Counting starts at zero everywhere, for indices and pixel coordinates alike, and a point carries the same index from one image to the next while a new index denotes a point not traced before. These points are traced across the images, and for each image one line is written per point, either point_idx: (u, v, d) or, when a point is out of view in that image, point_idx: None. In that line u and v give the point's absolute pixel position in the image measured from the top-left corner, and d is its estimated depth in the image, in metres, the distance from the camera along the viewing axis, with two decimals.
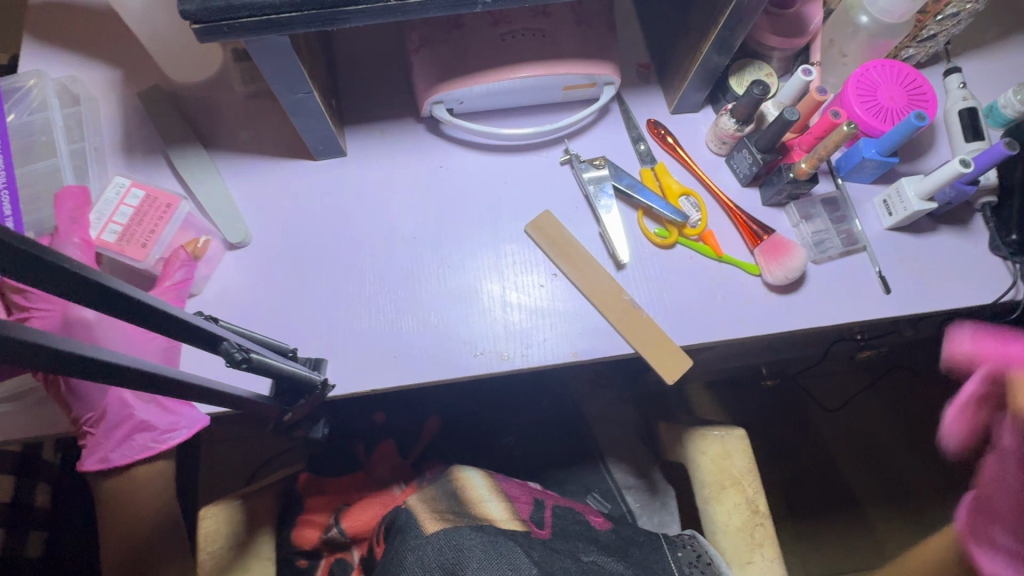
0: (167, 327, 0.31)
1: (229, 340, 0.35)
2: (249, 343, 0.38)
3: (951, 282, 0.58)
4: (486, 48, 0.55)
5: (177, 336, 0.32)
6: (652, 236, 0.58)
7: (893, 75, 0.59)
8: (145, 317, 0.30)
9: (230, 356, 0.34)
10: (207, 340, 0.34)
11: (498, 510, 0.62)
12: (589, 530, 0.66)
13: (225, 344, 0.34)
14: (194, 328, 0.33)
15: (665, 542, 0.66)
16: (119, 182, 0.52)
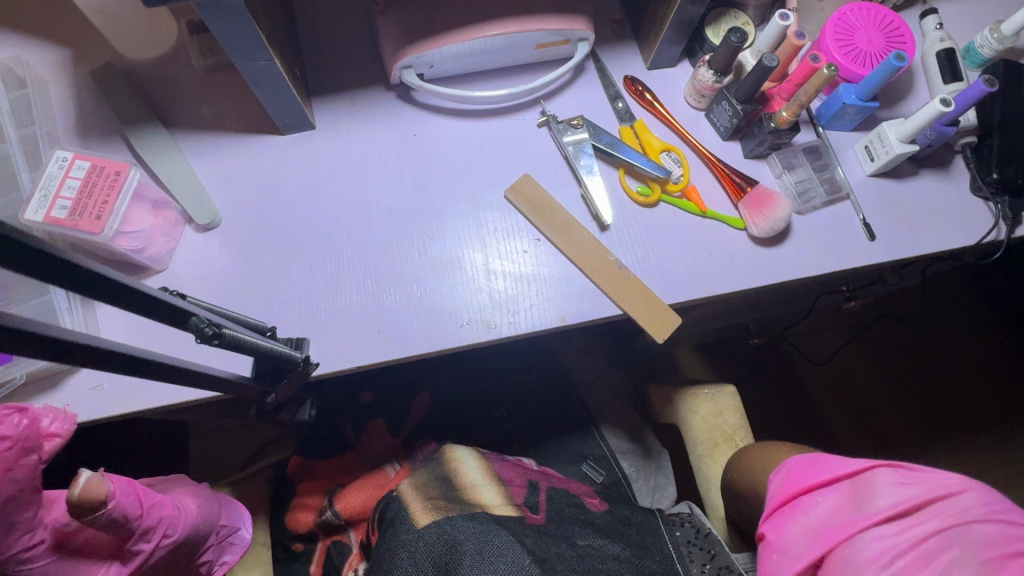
0: (134, 303, 0.30)
1: (199, 316, 0.33)
2: (222, 318, 0.37)
3: (934, 226, 0.58)
4: (454, 7, 0.53)
5: (145, 313, 0.31)
6: (634, 195, 0.57)
7: (870, 17, 0.58)
8: (110, 294, 0.28)
9: (201, 331, 0.33)
10: (176, 315, 0.32)
11: (492, 495, 0.61)
12: (584, 512, 0.64)
13: (195, 319, 0.33)
14: (161, 303, 0.31)
15: (662, 521, 0.65)
16: (59, 156, 0.47)
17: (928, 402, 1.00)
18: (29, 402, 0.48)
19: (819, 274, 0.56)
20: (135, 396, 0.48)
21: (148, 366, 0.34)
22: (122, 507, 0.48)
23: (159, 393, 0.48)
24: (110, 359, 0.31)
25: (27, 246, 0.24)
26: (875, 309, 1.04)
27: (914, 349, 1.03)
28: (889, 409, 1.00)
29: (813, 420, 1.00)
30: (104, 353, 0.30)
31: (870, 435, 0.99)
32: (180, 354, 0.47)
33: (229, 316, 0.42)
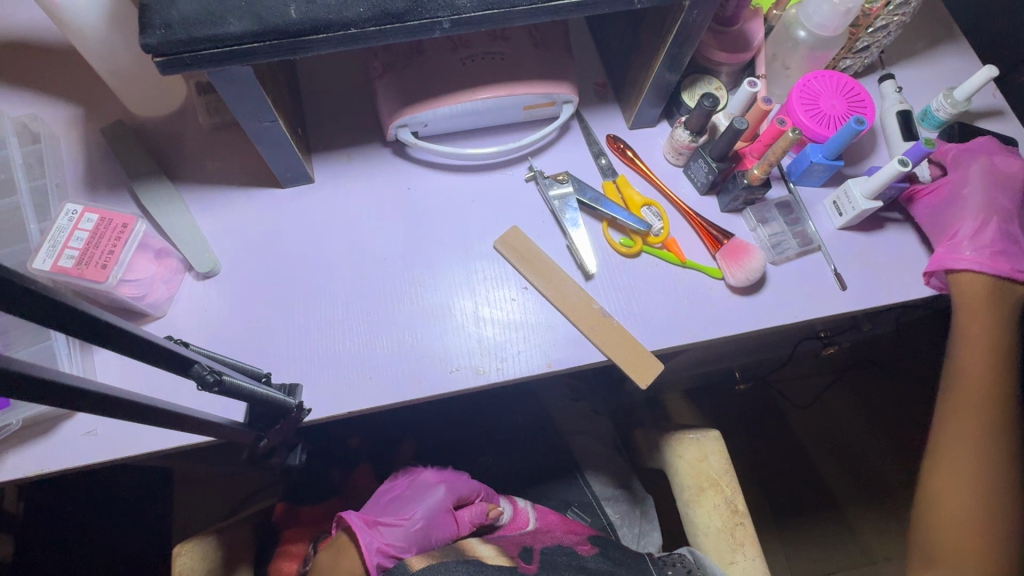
0: (139, 349, 0.31)
1: (201, 363, 0.35)
2: (221, 365, 0.38)
3: (900, 277, 0.61)
4: (447, 73, 0.57)
5: (152, 359, 0.32)
6: (618, 246, 0.60)
7: (832, 84, 0.63)
8: (122, 341, 0.30)
9: (203, 378, 0.35)
10: (180, 362, 0.34)
11: (487, 548, 0.62)
12: (577, 558, 0.64)
13: (197, 367, 0.35)
14: (165, 350, 0.33)
15: (654, 563, 0.66)
16: (69, 208, 0.48)
17: (908, 444, 1.02)
18: (21, 447, 0.48)
19: (794, 323, 0.59)
20: (128, 443, 0.49)
21: (144, 411, 0.35)
22: (461, 484, 0.69)
23: (151, 439, 0.49)
24: (111, 403, 0.32)
25: (45, 295, 0.26)
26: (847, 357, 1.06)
27: (894, 394, 1.05)
28: (875, 454, 1.02)
29: (798, 466, 1.01)
30: (102, 397, 0.32)
31: (855, 480, 1.01)
32: (176, 396, 0.49)
33: (231, 362, 0.44)
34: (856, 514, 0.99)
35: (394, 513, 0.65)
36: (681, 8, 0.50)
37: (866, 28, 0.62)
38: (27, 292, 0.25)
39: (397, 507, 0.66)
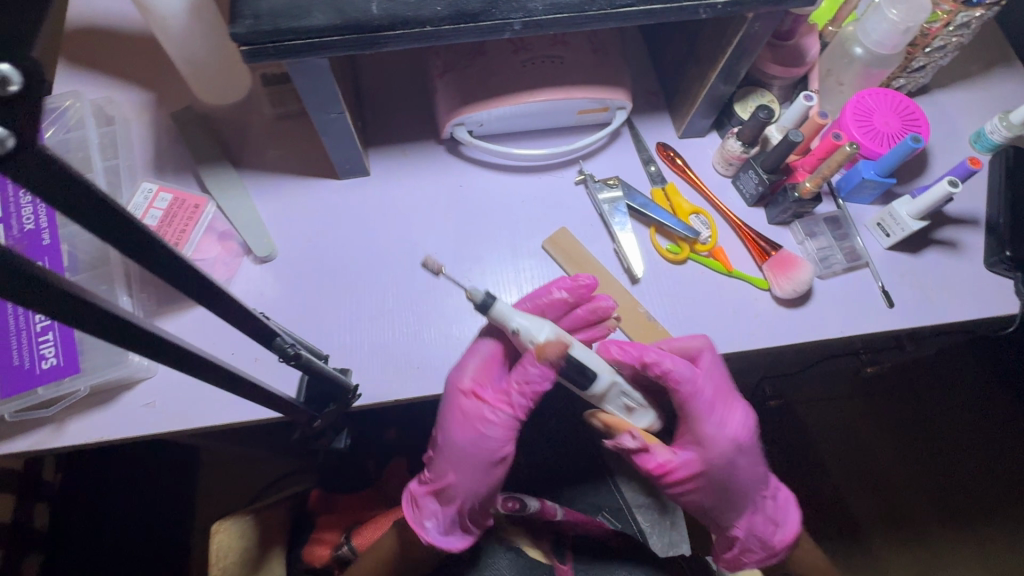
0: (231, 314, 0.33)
1: (283, 335, 0.37)
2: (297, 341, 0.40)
3: (949, 298, 0.61)
4: (507, 74, 0.58)
5: (244, 330, 0.35)
6: (664, 252, 0.60)
7: (887, 102, 0.63)
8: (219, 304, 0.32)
9: (283, 351, 0.36)
10: (264, 333, 0.36)
11: None
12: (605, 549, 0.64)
13: (279, 341, 0.36)
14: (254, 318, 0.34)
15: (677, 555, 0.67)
16: (144, 187, 0.50)
17: (932, 470, 1.01)
18: (83, 414, 0.50)
19: (839, 337, 0.59)
20: (185, 414, 0.51)
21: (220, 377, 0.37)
22: None
23: (205, 413, 0.51)
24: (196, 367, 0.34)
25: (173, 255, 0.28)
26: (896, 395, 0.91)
27: (928, 420, 1.03)
28: (904, 480, 1.00)
29: (825, 487, 1.00)
30: (192, 359, 0.33)
31: (883, 506, 0.99)
32: (243, 366, 0.52)
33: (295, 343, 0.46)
34: (878, 537, 0.97)
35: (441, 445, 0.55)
36: (743, 20, 0.51)
37: (923, 48, 0.62)
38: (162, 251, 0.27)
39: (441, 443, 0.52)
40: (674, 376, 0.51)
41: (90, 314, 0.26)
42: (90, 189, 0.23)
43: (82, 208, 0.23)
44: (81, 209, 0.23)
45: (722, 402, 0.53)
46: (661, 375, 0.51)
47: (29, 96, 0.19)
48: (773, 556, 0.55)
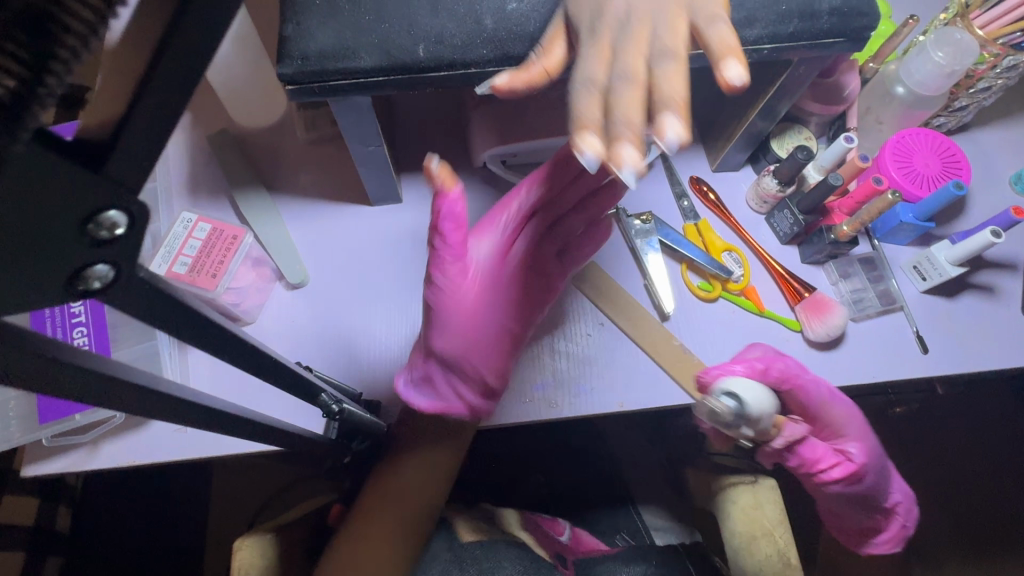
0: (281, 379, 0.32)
1: (327, 392, 0.36)
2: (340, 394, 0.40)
3: (986, 345, 0.60)
4: (544, 107, 0.57)
5: (286, 390, 0.34)
6: (696, 289, 0.60)
7: (928, 143, 0.62)
8: (264, 369, 0.31)
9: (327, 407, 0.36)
10: (310, 393, 0.35)
11: (528, 538, 0.65)
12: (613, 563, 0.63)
13: (323, 396, 0.36)
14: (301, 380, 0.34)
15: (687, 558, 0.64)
16: (184, 217, 0.51)
17: None
18: (117, 438, 0.51)
19: (871, 382, 0.58)
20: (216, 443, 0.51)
21: (260, 431, 0.36)
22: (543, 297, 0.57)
23: (236, 442, 0.51)
24: (236, 426, 0.34)
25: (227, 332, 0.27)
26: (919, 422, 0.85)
27: None
28: None
29: None
30: (234, 417, 0.33)
31: None
32: (266, 408, 0.51)
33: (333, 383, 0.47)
34: None
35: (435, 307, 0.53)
36: (786, 65, 0.50)
37: (967, 89, 0.61)
38: (218, 331, 0.26)
39: (449, 327, 0.52)
40: (792, 378, 0.53)
41: (141, 396, 0.26)
42: (154, 289, 0.23)
43: (145, 306, 0.23)
44: (140, 307, 0.23)
45: (855, 429, 0.56)
46: (780, 379, 0.53)
47: (131, 234, 0.20)
48: (898, 542, 0.61)
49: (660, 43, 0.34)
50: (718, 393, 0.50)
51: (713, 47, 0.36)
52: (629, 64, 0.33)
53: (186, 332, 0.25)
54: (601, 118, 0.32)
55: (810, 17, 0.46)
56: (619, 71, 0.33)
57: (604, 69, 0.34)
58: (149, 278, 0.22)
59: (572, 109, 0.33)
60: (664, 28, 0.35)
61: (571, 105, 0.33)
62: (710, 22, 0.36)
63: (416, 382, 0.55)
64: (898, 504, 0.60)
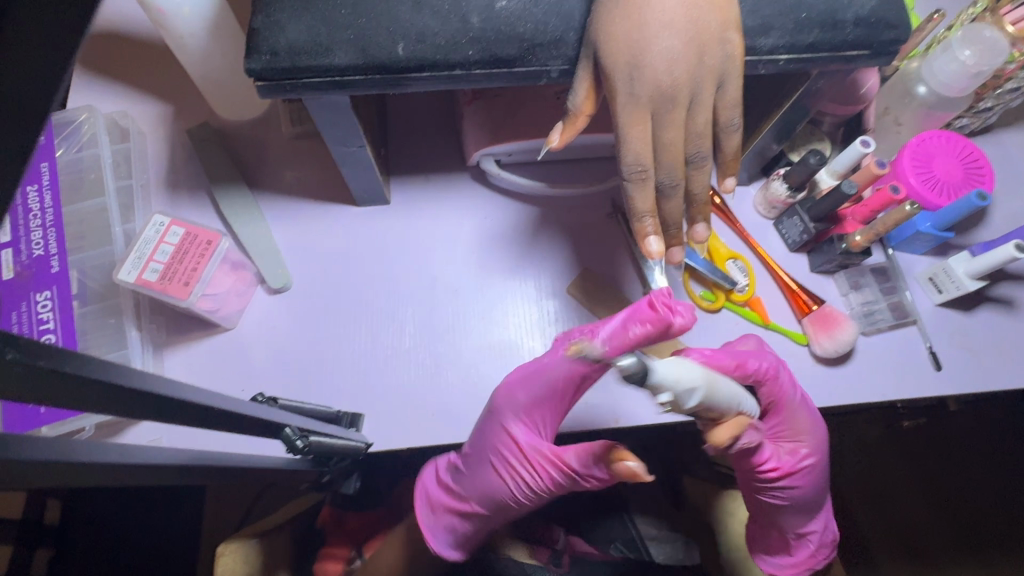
0: (240, 424, 0.30)
1: (291, 426, 0.34)
2: (307, 422, 0.38)
3: (1003, 362, 0.56)
4: (540, 105, 0.54)
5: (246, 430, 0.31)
6: (698, 299, 0.57)
7: (950, 146, 0.58)
8: (216, 419, 0.27)
9: (292, 443, 0.33)
10: (271, 427, 0.32)
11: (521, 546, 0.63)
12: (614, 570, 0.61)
13: (287, 430, 0.34)
14: (260, 420, 0.31)
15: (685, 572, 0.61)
16: (157, 220, 0.48)
17: None
18: None
19: (880, 400, 0.55)
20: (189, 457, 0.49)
21: (222, 467, 0.34)
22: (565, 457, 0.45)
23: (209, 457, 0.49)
24: (194, 472, 0.31)
25: (161, 393, 0.23)
26: (933, 435, 0.81)
27: None
28: None
29: None
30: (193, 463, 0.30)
31: None
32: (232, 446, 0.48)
33: (305, 408, 0.45)
34: None
35: (479, 483, 0.49)
36: (806, 76, 0.47)
37: (993, 90, 0.57)
38: (151, 392, 0.23)
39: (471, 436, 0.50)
40: (771, 373, 0.49)
41: (64, 471, 0.23)
42: (35, 371, 0.19)
43: (32, 388, 0.19)
44: (23, 390, 0.19)
45: (811, 439, 0.52)
46: (761, 374, 0.49)
47: None
48: (804, 571, 0.56)
49: (693, 133, 0.42)
50: (665, 387, 0.35)
51: (729, 150, 0.44)
52: (676, 166, 0.42)
53: (107, 401, 0.21)
54: (653, 214, 0.43)
55: (832, 28, 0.42)
56: (666, 172, 0.42)
57: (651, 159, 0.41)
58: (22, 358, 0.18)
59: (630, 207, 0.43)
60: (698, 118, 0.41)
61: (631, 203, 0.43)
62: (727, 124, 0.43)
63: (453, 539, 0.53)
64: (813, 533, 0.55)
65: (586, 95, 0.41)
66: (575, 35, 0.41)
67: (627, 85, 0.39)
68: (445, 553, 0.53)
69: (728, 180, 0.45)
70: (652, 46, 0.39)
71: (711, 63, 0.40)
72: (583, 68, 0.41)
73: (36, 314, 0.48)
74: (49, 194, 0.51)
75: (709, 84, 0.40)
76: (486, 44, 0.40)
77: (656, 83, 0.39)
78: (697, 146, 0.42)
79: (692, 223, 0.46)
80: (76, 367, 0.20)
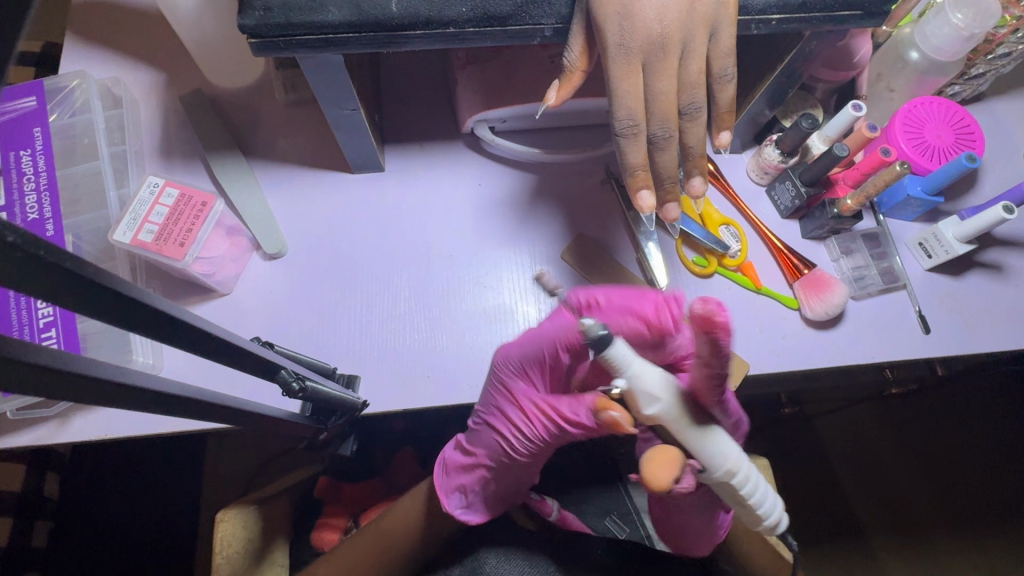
0: (232, 359, 0.30)
1: (287, 368, 0.35)
2: (303, 370, 0.38)
3: (991, 325, 0.57)
4: (533, 70, 0.54)
5: (243, 364, 0.31)
6: (691, 265, 0.57)
7: (941, 112, 0.58)
8: (207, 347, 0.28)
9: (288, 385, 0.34)
10: (267, 367, 0.33)
11: None
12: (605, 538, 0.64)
13: (284, 373, 0.34)
14: (254, 357, 0.32)
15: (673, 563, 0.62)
16: (151, 181, 0.48)
17: None
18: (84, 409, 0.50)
19: (870, 363, 0.56)
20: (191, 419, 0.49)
21: (220, 412, 0.34)
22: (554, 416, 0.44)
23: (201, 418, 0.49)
24: (192, 414, 0.32)
25: (153, 308, 0.24)
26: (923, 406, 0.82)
27: None
28: None
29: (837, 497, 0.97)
30: (195, 403, 0.31)
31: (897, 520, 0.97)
32: None
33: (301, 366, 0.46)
34: None
35: (481, 435, 0.49)
36: (799, 36, 0.47)
37: (985, 55, 0.57)
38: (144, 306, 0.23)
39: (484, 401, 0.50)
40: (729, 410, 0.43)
41: (66, 387, 0.23)
42: (35, 260, 0.19)
43: (31, 283, 0.19)
44: (28, 284, 0.19)
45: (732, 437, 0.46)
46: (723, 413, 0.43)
47: None
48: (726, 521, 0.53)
49: (686, 83, 0.42)
50: (621, 371, 0.35)
51: (724, 102, 0.44)
52: (669, 118, 0.42)
53: (105, 311, 0.22)
54: (645, 167, 0.43)
55: None
56: (659, 125, 0.42)
57: (643, 112, 0.42)
58: (22, 243, 0.18)
59: (623, 161, 0.43)
60: (690, 68, 0.42)
61: (624, 159, 0.43)
62: (721, 76, 0.43)
63: (466, 501, 0.52)
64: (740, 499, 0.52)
65: (580, 51, 0.41)
66: None
67: (618, 35, 0.39)
68: (460, 515, 0.51)
69: (722, 134, 0.45)
70: None
71: (703, 11, 0.40)
72: (576, 23, 0.41)
73: None
74: (43, 158, 0.52)
75: (701, 32, 0.41)
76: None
77: (647, 34, 0.40)
78: (691, 97, 0.42)
79: (690, 178, 0.46)
80: (76, 264, 0.20)
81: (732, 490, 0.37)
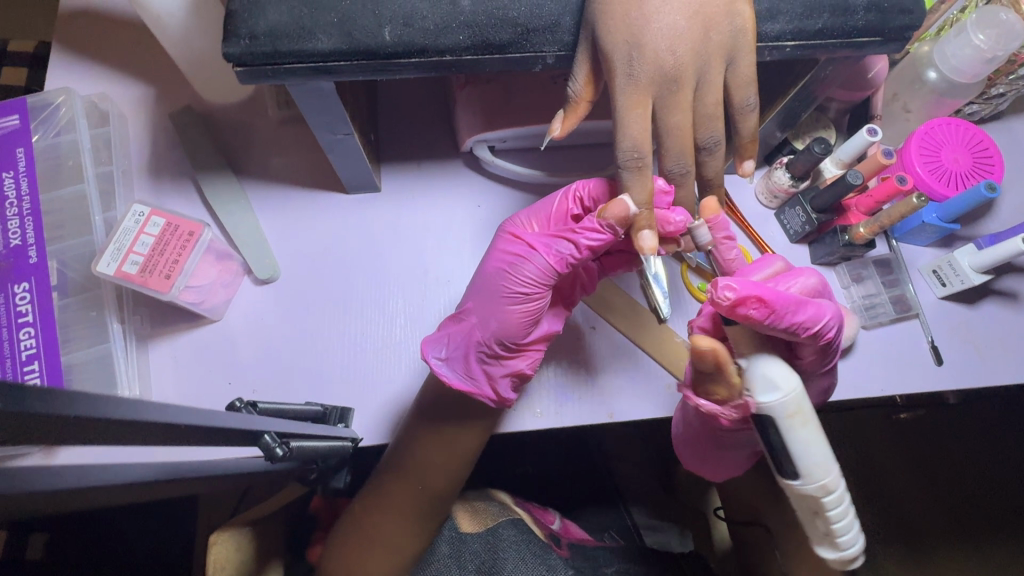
0: (210, 431, 0.28)
1: (270, 432, 0.33)
2: (285, 425, 0.37)
3: (1005, 355, 0.55)
4: (535, 91, 0.52)
5: (227, 433, 0.30)
6: (696, 292, 0.55)
7: (959, 135, 0.56)
8: (184, 436, 0.26)
9: (271, 451, 0.32)
10: (250, 434, 0.32)
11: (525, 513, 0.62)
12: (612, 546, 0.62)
13: (267, 437, 0.33)
14: (235, 431, 0.30)
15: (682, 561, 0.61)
16: (136, 210, 0.47)
17: None
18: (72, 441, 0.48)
19: (879, 395, 0.54)
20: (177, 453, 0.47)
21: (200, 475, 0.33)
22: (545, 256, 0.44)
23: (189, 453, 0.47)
24: (169, 483, 0.30)
25: (122, 423, 0.21)
26: (931, 426, 0.81)
27: None
28: None
29: None
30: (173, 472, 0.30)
31: None
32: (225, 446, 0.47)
33: (286, 410, 0.45)
34: None
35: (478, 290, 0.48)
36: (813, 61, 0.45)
37: (1007, 76, 0.55)
38: (115, 421, 0.21)
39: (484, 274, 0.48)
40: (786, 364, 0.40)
41: (22, 490, 0.21)
42: None
43: None
44: None
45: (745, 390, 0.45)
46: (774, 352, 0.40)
47: None
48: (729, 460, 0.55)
49: (703, 114, 0.41)
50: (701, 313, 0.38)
51: (746, 132, 0.42)
52: (685, 153, 0.41)
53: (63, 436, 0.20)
54: (649, 206, 0.41)
55: (842, 11, 0.40)
56: (675, 161, 0.41)
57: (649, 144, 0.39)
58: None
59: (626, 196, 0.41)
60: (707, 99, 0.40)
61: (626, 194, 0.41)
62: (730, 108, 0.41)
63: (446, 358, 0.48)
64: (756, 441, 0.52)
65: (586, 83, 0.39)
66: (571, 18, 0.39)
67: (628, 67, 0.38)
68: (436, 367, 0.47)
69: (745, 163, 0.43)
70: (654, 26, 0.38)
71: (719, 38, 0.38)
72: (583, 52, 0.39)
73: (15, 306, 0.47)
74: (26, 181, 0.50)
75: (718, 61, 0.39)
76: (477, 28, 0.38)
77: (656, 66, 0.38)
78: (709, 130, 0.41)
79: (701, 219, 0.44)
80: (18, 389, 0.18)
81: (816, 508, 0.34)
